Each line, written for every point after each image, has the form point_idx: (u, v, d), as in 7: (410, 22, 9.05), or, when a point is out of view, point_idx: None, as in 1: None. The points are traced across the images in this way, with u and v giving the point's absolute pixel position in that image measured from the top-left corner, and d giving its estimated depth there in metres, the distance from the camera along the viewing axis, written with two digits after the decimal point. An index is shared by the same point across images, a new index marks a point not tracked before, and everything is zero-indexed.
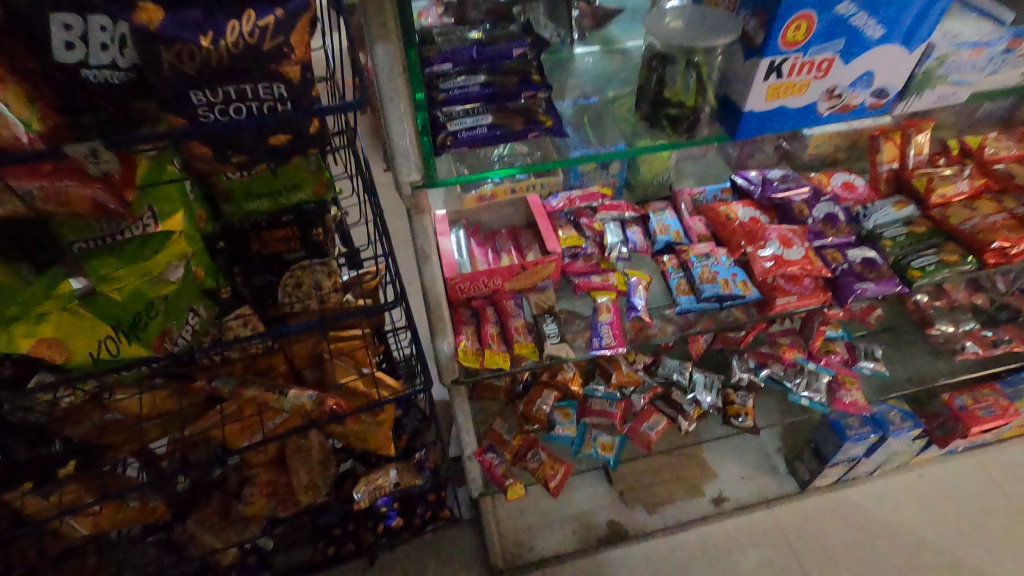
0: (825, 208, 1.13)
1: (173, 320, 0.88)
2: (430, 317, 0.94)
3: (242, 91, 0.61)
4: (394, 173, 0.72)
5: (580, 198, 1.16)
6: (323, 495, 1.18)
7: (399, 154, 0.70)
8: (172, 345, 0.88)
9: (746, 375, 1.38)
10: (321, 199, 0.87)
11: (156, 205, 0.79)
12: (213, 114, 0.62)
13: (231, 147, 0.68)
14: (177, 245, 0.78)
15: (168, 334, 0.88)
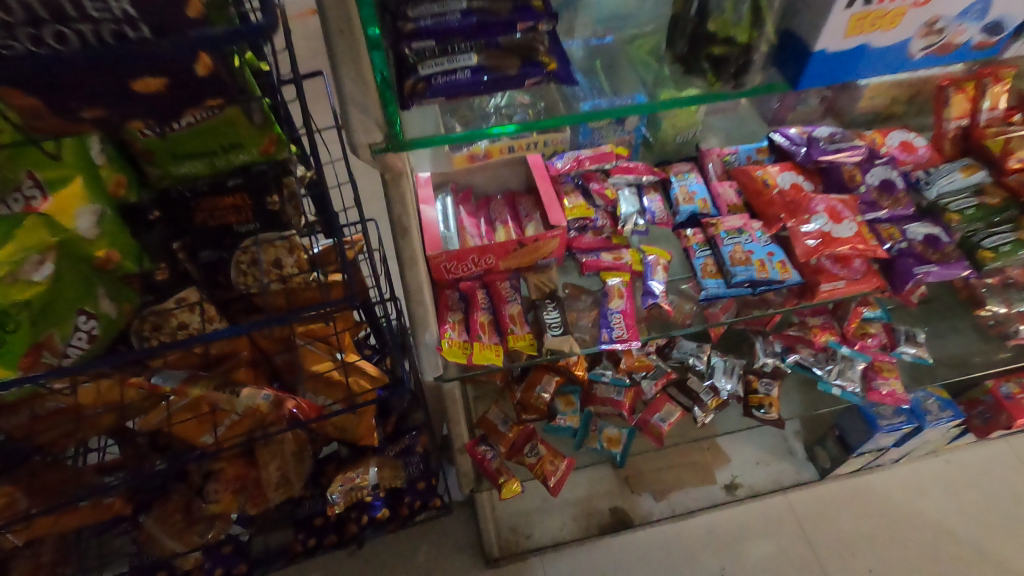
0: (881, 173, 0.97)
1: (54, 328, 0.67)
2: (409, 301, 0.81)
3: (60, 8, 0.45)
4: (347, 130, 0.55)
5: (591, 160, 0.98)
6: (298, 490, 1.06)
7: (351, 104, 0.53)
8: (55, 360, 0.67)
9: (770, 360, 1.24)
10: (270, 159, 0.72)
11: (38, 170, 0.64)
12: (21, 42, 0.46)
13: (76, 94, 0.50)
14: (29, 236, 0.63)
15: (47, 346, 0.66)
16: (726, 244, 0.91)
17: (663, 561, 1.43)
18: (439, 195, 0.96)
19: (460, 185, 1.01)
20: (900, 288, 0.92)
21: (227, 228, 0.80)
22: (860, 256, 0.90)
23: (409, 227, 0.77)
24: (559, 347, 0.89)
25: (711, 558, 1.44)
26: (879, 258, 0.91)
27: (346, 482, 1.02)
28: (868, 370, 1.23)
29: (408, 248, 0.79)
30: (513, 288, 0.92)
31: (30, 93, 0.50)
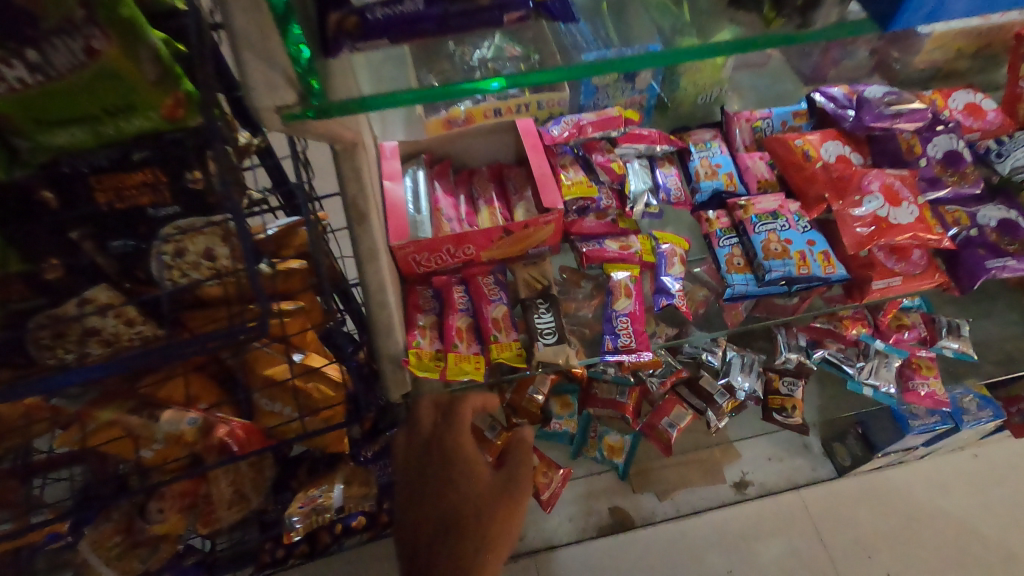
0: (944, 144, 0.83)
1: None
2: (367, 298, 0.67)
3: None
4: (245, 87, 0.42)
5: (593, 125, 0.84)
6: (257, 505, 0.93)
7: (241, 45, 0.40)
8: None
9: (794, 356, 1.08)
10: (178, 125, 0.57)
11: None
12: None
13: None
14: None
15: None
16: (759, 232, 0.83)
17: (666, 564, 1.33)
18: (409, 169, 0.81)
19: (436, 155, 0.85)
20: (967, 285, 0.83)
21: (140, 210, 0.65)
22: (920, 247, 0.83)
23: (369, 214, 0.64)
24: (550, 359, 0.75)
25: (716, 560, 1.33)
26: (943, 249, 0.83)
27: (307, 502, 0.91)
28: (904, 367, 1.09)
29: (366, 240, 0.65)
30: (496, 283, 0.81)
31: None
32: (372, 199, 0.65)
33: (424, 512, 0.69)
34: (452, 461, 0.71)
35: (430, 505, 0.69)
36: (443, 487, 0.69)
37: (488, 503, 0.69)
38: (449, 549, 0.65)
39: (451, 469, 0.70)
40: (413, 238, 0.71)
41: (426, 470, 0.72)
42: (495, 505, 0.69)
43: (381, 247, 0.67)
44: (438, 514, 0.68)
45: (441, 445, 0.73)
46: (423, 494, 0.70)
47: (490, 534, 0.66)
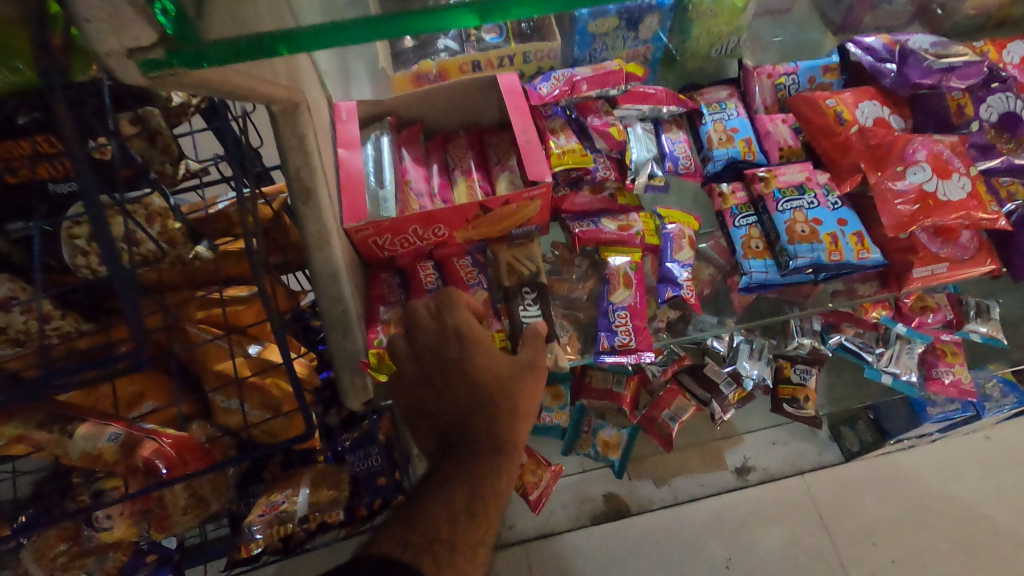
0: (999, 104, 0.76)
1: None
2: (318, 283, 0.58)
3: None
4: (77, 17, 0.32)
5: (589, 82, 0.73)
6: (218, 509, 0.85)
7: None
8: None
9: (807, 343, 0.93)
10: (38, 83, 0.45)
11: None
12: None
13: None
14: None
15: None
16: (782, 211, 0.73)
17: (663, 553, 1.27)
18: (371, 134, 0.69)
19: (404, 118, 0.74)
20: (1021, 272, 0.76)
21: (36, 185, 0.53)
22: (968, 228, 0.74)
23: (317, 189, 0.54)
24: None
25: (716, 549, 1.28)
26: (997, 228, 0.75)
27: (269, 509, 0.84)
28: (927, 354, 1.00)
29: (314, 221, 0.55)
30: (473, 265, 0.71)
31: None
32: (321, 163, 0.55)
33: (442, 400, 0.57)
34: (468, 346, 0.58)
35: (447, 391, 0.57)
36: (461, 374, 0.57)
37: (515, 384, 0.58)
38: (484, 430, 0.55)
39: (468, 351, 0.58)
40: (372, 219, 0.61)
41: (437, 358, 0.59)
42: (523, 383, 0.58)
43: (333, 230, 0.57)
44: (462, 399, 0.57)
45: (449, 330, 0.59)
46: (436, 384, 0.58)
47: (523, 414, 0.57)
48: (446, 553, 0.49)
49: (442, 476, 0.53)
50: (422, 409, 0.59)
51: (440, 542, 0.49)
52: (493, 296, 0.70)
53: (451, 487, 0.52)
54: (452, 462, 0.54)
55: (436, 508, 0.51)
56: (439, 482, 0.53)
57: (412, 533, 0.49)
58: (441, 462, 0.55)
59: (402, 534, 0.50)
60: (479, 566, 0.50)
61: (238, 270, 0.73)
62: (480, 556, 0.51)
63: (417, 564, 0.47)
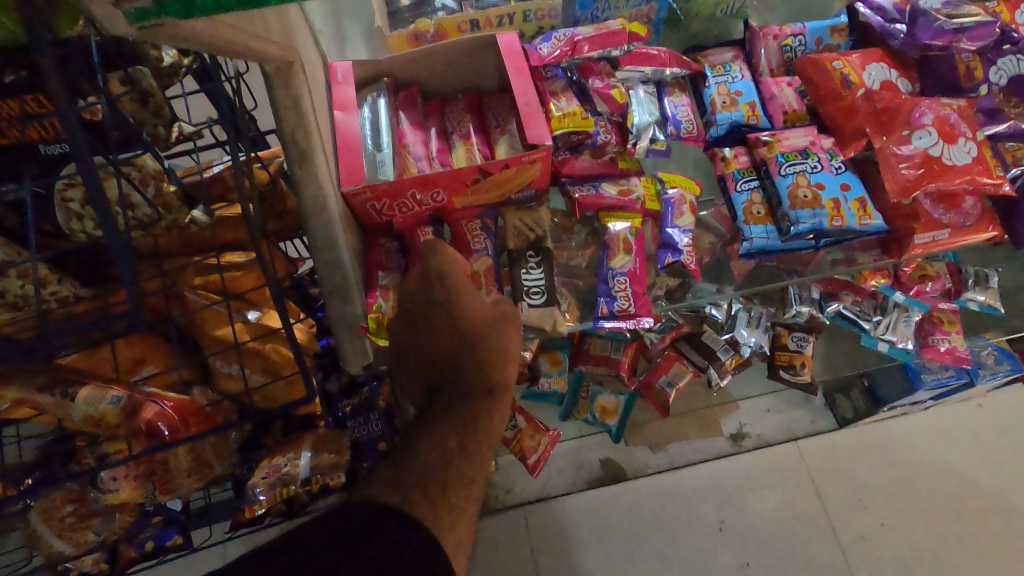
0: (1009, 67, 0.74)
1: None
2: (315, 249, 0.57)
3: None
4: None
5: (590, 43, 0.71)
6: (222, 472, 0.86)
7: None
8: None
9: (806, 310, 0.96)
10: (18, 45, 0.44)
11: None
12: None
13: None
14: None
15: None
16: (785, 175, 0.72)
17: (658, 515, 1.30)
18: (368, 96, 0.67)
19: (401, 80, 0.72)
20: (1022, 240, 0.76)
21: (27, 147, 0.52)
22: (972, 194, 0.73)
23: (313, 154, 0.53)
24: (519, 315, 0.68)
25: (710, 512, 1.31)
26: (1000, 194, 0.74)
27: (272, 471, 0.87)
28: (923, 322, 1.00)
29: (311, 186, 0.54)
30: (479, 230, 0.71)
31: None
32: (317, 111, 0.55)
33: (428, 346, 0.59)
34: (453, 289, 0.59)
35: (434, 335, 0.59)
36: (446, 319, 0.59)
37: (500, 328, 0.60)
38: (473, 373, 0.57)
39: (452, 296, 0.59)
40: (370, 183, 0.60)
41: (421, 305, 0.60)
42: (507, 327, 0.61)
43: (331, 190, 0.56)
44: (449, 343, 0.58)
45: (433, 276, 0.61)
46: (423, 332, 0.59)
47: (507, 357, 0.59)
48: (440, 489, 0.48)
49: (433, 418, 0.54)
50: (408, 360, 0.60)
51: (433, 479, 0.49)
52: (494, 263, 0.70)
53: (443, 426, 0.53)
54: (442, 405, 0.55)
55: (430, 447, 0.51)
56: (430, 424, 0.53)
57: (404, 471, 0.49)
58: (430, 406, 0.56)
59: (394, 474, 0.49)
60: (473, 503, 0.50)
61: (234, 235, 0.73)
62: (475, 492, 0.51)
63: (409, 503, 0.46)
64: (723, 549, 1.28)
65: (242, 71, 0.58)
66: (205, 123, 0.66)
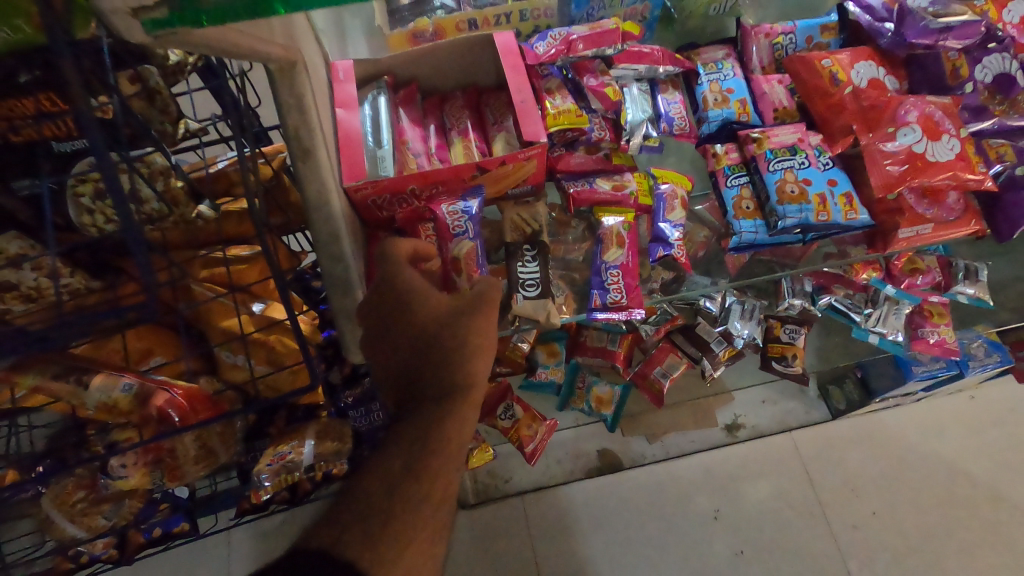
0: (995, 65, 0.76)
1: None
2: (318, 243, 0.59)
3: None
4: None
5: (585, 41, 0.73)
6: (227, 460, 0.89)
7: None
8: None
9: (798, 303, 0.99)
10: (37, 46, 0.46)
11: None
12: None
13: None
14: None
15: None
16: (773, 171, 0.74)
17: (654, 505, 1.33)
18: (369, 94, 0.69)
19: (400, 78, 0.74)
20: (1005, 234, 0.78)
21: (42, 145, 0.54)
22: (956, 190, 0.75)
23: (315, 150, 0.55)
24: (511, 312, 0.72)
25: (704, 501, 1.33)
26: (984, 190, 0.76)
27: (278, 459, 0.90)
28: (913, 315, 1.02)
29: (314, 182, 0.56)
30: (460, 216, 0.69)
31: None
32: (321, 115, 0.57)
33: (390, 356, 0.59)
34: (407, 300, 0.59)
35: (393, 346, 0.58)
36: (404, 328, 0.58)
37: (461, 327, 0.57)
38: (431, 382, 0.55)
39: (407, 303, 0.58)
40: (371, 179, 0.62)
41: (380, 317, 0.59)
42: (472, 323, 0.58)
43: (332, 186, 0.58)
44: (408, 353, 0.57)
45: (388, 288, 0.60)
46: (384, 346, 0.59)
47: (472, 356, 0.57)
48: (381, 525, 0.47)
49: (389, 438, 0.53)
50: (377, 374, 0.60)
51: (376, 513, 0.48)
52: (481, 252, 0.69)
53: (401, 435, 0.53)
54: (399, 421, 0.54)
55: (376, 474, 0.50)
56: (385, 445, 0.53)
57: (347, 506, 0.48)
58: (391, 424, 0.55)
59: (338, 509, 0.49)
60: (426, 531, 0.48)
61: (239, 229, 0.75)
62: (427, 518, 0.49)
63: (342, 546, 0.45)
64: (717, 537, 1.31)
65: (246, 71, 0.59)
66: (211, 120, 0.68)
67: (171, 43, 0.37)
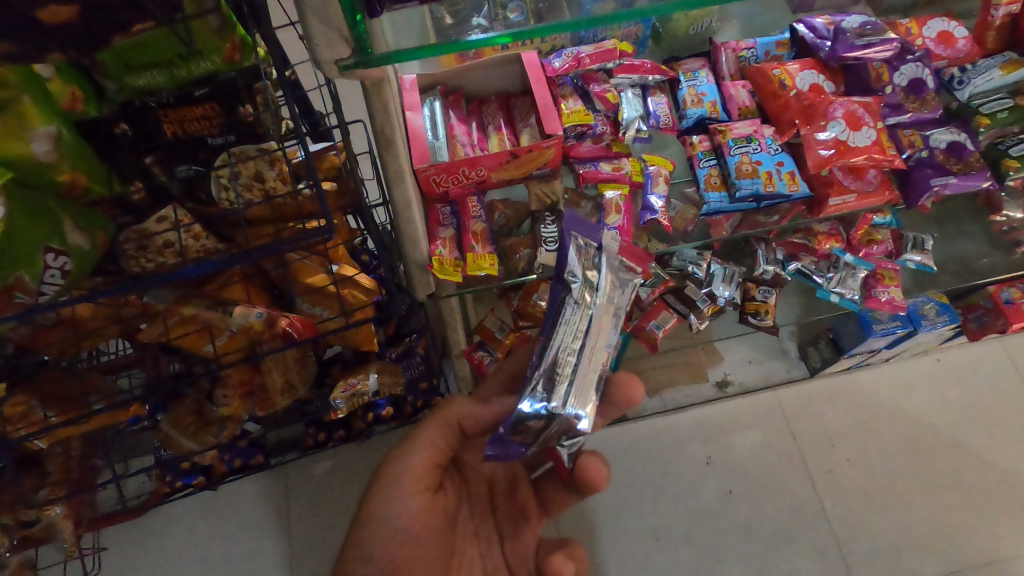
0: (910, 72, 0.95)
1: (23, 270, 0.63)
2: (398, 215, 0.80)
3: None
4: (311, 43, 0.54)
5: (591, 58, 0.94)
6: (303, 393, 1.10)
7: (314, 17, 0.52)
8: (31, 299, 0.64)
9: (771, 268, 1.21)
10: (236, 68, 0.67)
11: None
12: None
13: None
14: None
15: (16, 287, 0.62)
16: (733, 155, 0.94)
17: (654, 452, 1.53)
18: (427, 99, 0.90)
19: (449, 87, 0.94)
20: (914, 201, 0.98)
21: (200, 140, 0.75)
22: (876, 168, 0.95)
23: (395, 140, 0.73)
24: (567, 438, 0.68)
25: (698, 449, 1.53)
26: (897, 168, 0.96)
27: (348, 388, 1.13)
28: (868, 278, 1.21)
29: (394, 164, 0.75)
30: (621, 289, 0.70)
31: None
32: (399, 126, 0.75)
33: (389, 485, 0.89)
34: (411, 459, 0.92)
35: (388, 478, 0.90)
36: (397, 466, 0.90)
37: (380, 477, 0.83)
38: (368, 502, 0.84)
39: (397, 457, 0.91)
40: (433, 162, 0.83)
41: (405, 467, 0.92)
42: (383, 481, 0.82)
43: (407, 167, 0.77)
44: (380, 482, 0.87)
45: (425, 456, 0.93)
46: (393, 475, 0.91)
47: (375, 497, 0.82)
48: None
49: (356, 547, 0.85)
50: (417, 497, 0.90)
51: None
52: (588, 355, 0.67)
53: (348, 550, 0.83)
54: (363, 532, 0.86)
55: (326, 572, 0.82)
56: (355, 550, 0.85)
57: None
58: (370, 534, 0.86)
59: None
60: None
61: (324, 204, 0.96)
62: None
63: None
64: (708, 480, 1.50)
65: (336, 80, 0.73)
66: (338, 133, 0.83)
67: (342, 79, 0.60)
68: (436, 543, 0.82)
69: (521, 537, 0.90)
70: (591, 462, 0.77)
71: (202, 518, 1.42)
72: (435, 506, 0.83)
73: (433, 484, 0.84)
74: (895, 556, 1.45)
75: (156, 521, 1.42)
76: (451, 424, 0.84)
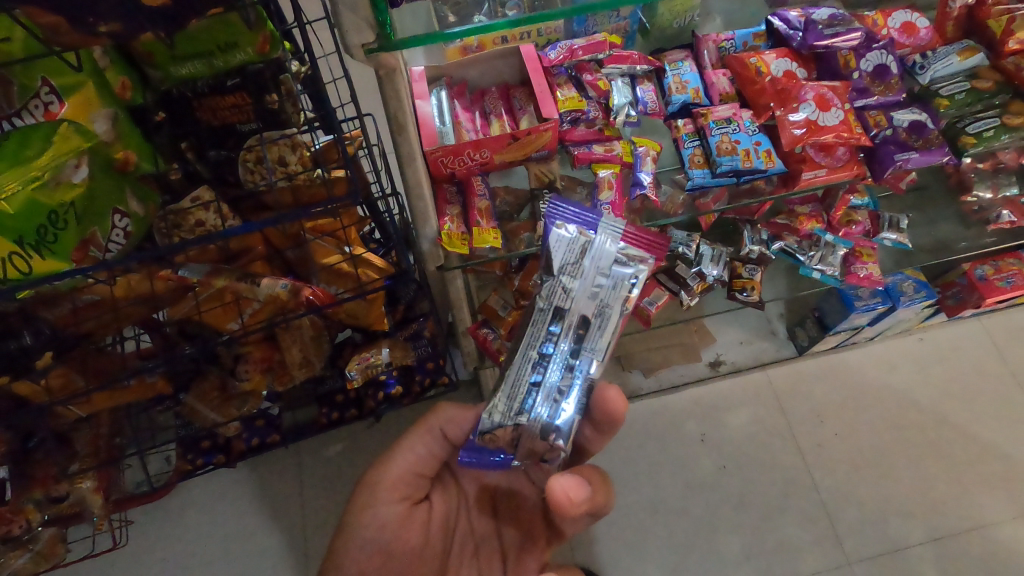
0: (876, 58, 1.04)
1: (97, 226, 0.74)
2: (410, 198, 0.89)
3: None
4: (341, 29, 0.62)
5: (583, 49, 1.02)
6: (319, 370, 1.17)
7: (346, 7, 0.60)
8: (100, 254, 0.75)
9: (757, 248, 1.29)
10: (266, 60, 0.73)
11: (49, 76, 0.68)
12: None
13: (91, 13, 0.58)
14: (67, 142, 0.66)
15: (90, 243, 0.74)
16: (714, 135, 1.03)
17: (650, 436, 1.60)
18: (434, 89, 0.98)
19: (454, 79, 1.02)
20: (879, 173, 1.06)
21: (232, 126, 0.84)
22: (844, 145, 1.03)
23: (406, 126, 0.80)
24: (545, 448, 0.76)
25: (694, 427, 1.60)
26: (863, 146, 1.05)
27: (363, 361, 1.20)
28: (848, 255, 1.28)
29: (406, 145, 0.83)
30: (607, 287, 0.75)
31: (52, 11, 0.57)
32: (411, 113, 0.82)
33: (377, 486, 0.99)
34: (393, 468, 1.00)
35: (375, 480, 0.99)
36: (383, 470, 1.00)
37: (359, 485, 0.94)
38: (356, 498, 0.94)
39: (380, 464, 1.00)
40: (441, 145, 0.91)
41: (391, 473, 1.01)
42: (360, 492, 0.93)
43: (418, 152, 0.85)
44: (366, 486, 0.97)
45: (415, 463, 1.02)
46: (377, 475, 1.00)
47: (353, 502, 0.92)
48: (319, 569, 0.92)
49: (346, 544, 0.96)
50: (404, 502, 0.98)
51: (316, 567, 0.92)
52: (559, 360, 0.76)
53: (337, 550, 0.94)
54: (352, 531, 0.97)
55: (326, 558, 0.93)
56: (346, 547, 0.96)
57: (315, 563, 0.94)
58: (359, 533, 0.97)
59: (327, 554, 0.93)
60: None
61: None
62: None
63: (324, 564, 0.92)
64: (705, 455, 1.57)
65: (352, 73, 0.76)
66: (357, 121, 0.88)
67: (368, 63, 0.68)
68: (412, 555, 0.90)
69: (525, 559, 0.93)
70: (562, 484, 0.75)
71: (221, 499, 1.48)
72: (412, 517, 0.91)
73: (412, 493, 0.92)
74: (883, 523, 1.52)
75: (177, 502, 1.49)
76: (431, 431, 0.92)
